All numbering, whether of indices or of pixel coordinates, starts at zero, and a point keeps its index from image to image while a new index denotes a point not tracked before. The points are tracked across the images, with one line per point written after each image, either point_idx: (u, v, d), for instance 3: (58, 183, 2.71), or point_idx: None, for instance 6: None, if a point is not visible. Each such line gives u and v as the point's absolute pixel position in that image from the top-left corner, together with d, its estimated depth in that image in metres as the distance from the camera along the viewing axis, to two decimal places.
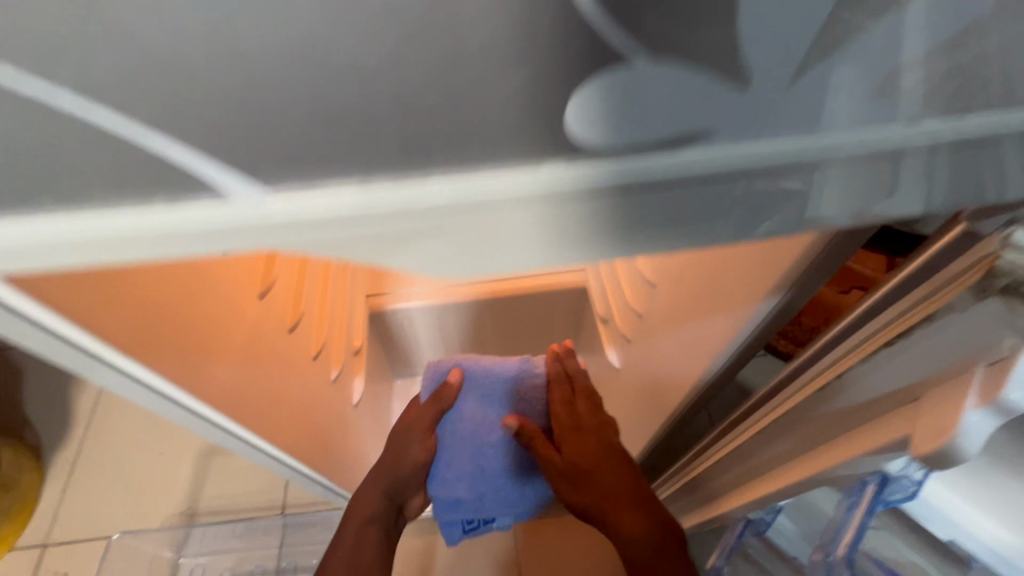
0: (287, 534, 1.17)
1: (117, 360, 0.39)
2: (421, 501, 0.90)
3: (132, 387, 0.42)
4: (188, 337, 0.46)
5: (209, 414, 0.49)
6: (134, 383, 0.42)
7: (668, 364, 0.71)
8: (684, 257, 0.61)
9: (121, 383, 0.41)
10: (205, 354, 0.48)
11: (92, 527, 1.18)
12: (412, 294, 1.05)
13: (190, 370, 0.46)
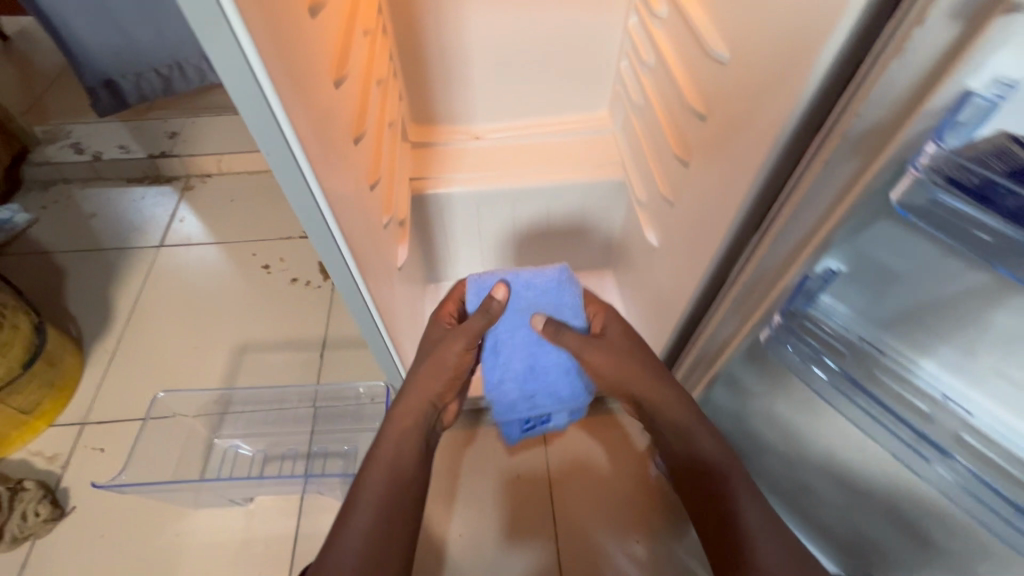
0: (319, 422, 1.18)
1: (239, 31, 0.42)
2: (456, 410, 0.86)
3: (237, 79, 0.45)
4: (287, 60, 0.49)
5: (294, 144, 0.51)
6: (242, 75, 0.44)
7: (715, 199, 0.72)
8: (742, 63, 0.63)
9: (231, 71, 0.44)
10: (297, 90, 0.51)
11: (130, 410, 1.21)
12: (454, 180, 1.08)
13: (286, 86, 0.48)
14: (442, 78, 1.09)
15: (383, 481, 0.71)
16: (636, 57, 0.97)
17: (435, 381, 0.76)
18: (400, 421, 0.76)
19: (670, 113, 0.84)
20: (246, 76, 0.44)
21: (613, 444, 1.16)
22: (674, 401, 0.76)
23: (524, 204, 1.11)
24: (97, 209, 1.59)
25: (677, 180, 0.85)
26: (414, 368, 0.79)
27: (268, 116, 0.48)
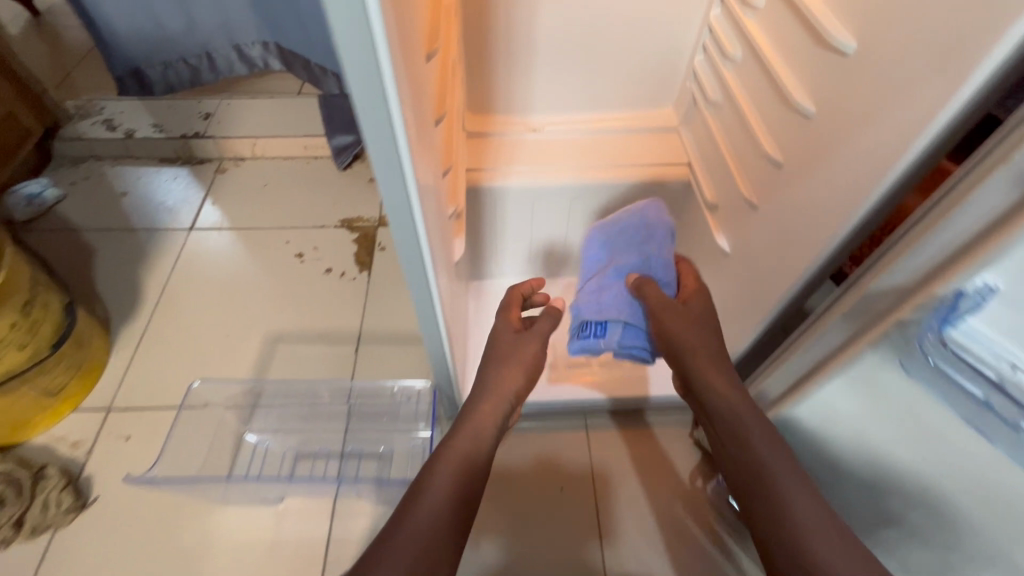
0: (353, 421, 1.13)
1: None
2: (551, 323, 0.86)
3: (353, 38, 0.42)
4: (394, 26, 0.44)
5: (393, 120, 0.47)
6: (359, 32, 0.41)
7: (819, 203, 0.66)
8: (867, 59, 0.57)
9: (349, 27, 0.41)
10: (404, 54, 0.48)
11: (157, 397, 1.16)
12: (510, 172, 1.03)
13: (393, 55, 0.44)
14: (502, 65, 1.03)
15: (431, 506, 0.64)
16: (717, 52, 0.91)
17: (505, 369, 0.78)
18: (475, 424, 0.73)
19: (761, 110, 0.78)
20: (364, 34, 0.41)
21: (663, 459, 1.10)
22: (750, 415, 0.68)
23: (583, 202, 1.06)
24: (128, 188, 1.54)
25: (763, 183, 0.79)
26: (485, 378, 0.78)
27: (377, 80, 0.45)
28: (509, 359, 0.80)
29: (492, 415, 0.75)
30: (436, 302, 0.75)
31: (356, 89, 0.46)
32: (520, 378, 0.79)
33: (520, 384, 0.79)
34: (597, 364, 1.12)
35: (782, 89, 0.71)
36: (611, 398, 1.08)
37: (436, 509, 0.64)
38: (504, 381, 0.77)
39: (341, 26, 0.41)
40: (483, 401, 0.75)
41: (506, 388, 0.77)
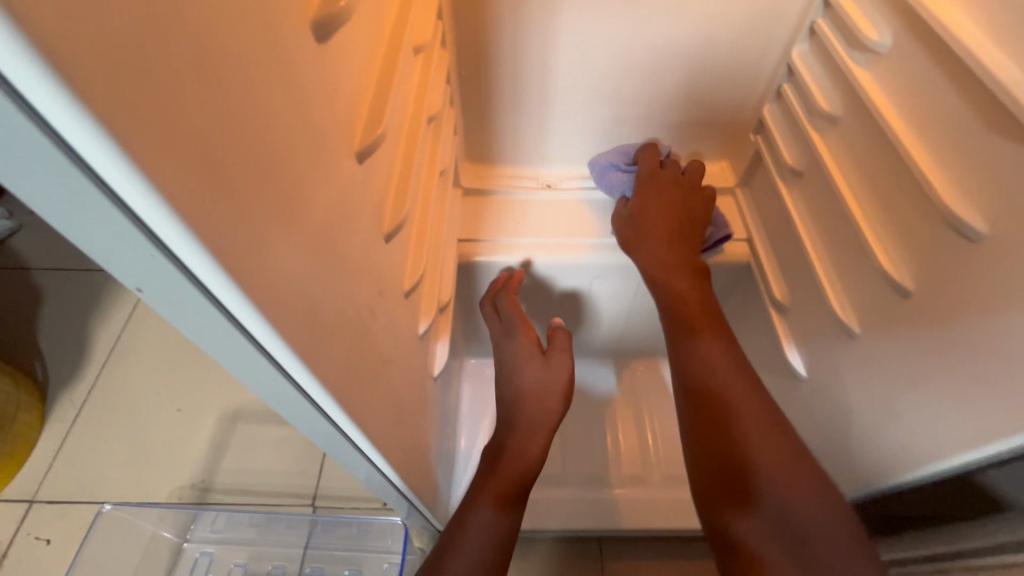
0: (316, 533, 0.92)
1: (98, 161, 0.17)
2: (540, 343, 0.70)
3: (98, 227, 0.19)
4: (247, 162, 0.23)
5: (251, 325, 0.26)
6: (109, 216, 0.19)
7: (980, 372, 0.43)
8: None
9: (79, 207, 0.19)
10: (267, 209, 0.25)
11: (90, 488, 0.97)
12: (515, 244, 0.81)
13: (236, 226, 0.23)
14: (512, 107, 0.81)
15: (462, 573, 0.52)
16: (802, 105, 0.67)
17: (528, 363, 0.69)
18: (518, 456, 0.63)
19: (872, 203, 0.54)
20: (118, 219, 0.19)
21: None
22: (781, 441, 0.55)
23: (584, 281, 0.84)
24: None
25: (867, 305, 0.56)
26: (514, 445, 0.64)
27: (186, 281, 0.22)
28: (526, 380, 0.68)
29: (536, 453, 0.64)
30: (392, 477, 0.53)
31: (152, 296, 0.23)
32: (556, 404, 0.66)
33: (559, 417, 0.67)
34: (617, 477, 0.90)
35: (919, 185, 0.48)
36: (634, 528, 0.86)
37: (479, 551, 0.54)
38: (549, 388, 0.67)
39: (61, 209, 0.19)
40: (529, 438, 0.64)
41: (546, 421, 0.65)
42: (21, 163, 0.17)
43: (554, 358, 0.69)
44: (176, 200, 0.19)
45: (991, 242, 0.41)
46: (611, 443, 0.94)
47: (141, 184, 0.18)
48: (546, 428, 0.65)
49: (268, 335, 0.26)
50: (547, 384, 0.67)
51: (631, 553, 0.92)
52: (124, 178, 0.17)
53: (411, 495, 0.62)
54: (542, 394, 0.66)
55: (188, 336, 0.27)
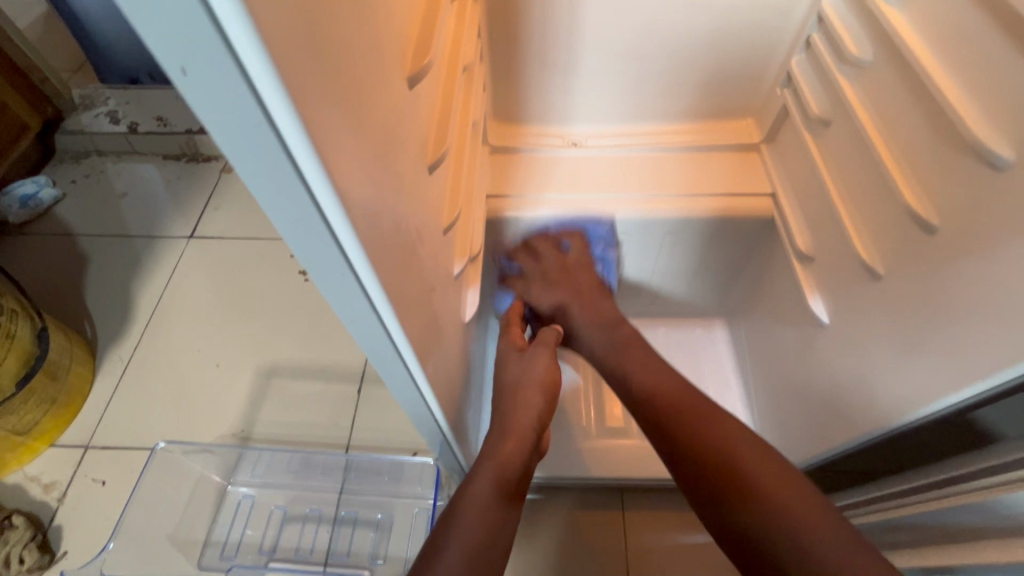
0: (350, 479, 0.97)
1: (237, 35, 0.20)
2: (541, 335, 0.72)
3: (214, 95, 0.22)
4: (325, 58, 0.26)
5: (332, 216, 0.29)
6: (226, 82, 0.22)
7: (1005, 294, 0.44)
8: None
9: (201, 72, 0.22)
10: (344, 112, 0.28)
11: (139, 436, 1.04)
12: (541, 199, 0.83)
13: (321, 117, 0.25)
14: (539, 64, 0.82)
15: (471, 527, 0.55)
16: (831, 52, 0.67)
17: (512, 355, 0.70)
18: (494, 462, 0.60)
19: (902, 141, 0.55)
20: (235, 85, 0.22)
21: (717, 555, 0.90)
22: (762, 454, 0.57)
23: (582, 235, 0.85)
24: (128, 188, 1.41)
25: (894, 244, 0.57)
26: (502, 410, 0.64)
27: (282, 158, 0.25)
28: (526, 373, 0.66)
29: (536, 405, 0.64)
30: (432, 406, 0.56)
31: (250, 175, 0.26)
32: (545, 377, 0.66)
33: (540, 413, 0.64)
34: (639, 430, 0.93)
35: (948, 116, 0.48)
36: (656, 478, 0.88)
37: (473, 523, 0.55)
38: (528, 377, 0.65)
39: (187, 73, 0.22)
40: (498, 444, 0.61)
41: (524, 425, 0.63)
42: (165, 24, 0.20)
43: (530, 352, 0.69)
44: (279, 64, 0.22)
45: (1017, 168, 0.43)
46: None
47: (257, 44, 0.21)
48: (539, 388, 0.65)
49: (341, 222, 0.29)
50: (523, 379, 0.66)
51: (652, 503, 0.95)
52: (244, 35, 0.20)
53: (447, 429, 0.65)
54: (516, 395, 0.64)
55: (277, 230, 0.30)
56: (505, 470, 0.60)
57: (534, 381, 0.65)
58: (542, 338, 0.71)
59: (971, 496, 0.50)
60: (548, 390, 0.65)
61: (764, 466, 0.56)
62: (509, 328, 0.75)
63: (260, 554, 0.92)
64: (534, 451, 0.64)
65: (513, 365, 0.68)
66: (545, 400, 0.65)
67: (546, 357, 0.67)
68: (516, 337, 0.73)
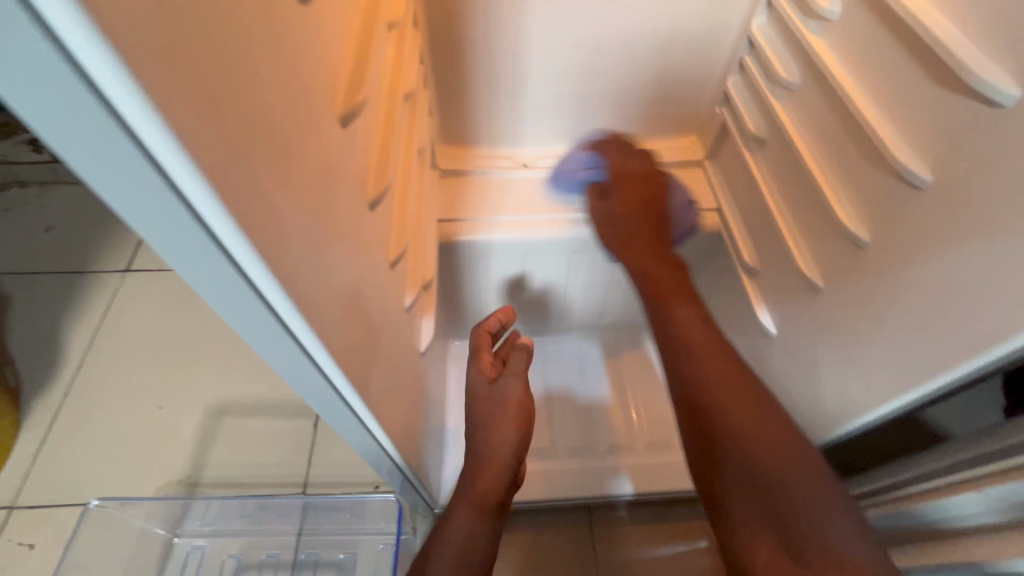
0: (308, 520, 0.93)
1: (152, 140, 0.20)
2: (523, 353, 0.70)
3: (115, 172, 0.21)
4: (250, 124, 0.25)
5: (263, 287, 0.28)
6: (132, 164, 0.20)
7: (927, 305, 0.47)
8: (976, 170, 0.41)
9: (103, 158, 0.20)
10: (271, 181, 0.27)
11: (72, 492, 0.96)
12: (494, 222, 0.82)
13: (245, 192, 0.25)
14: (485, 87, 0.82)
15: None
16: (762, 74, 0.70)
17: (483, 398, 0.67)
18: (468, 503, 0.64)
19: (831, 162, 0.57)
20: (140, 164, 0.20)
21: (686, 566, 0.91)
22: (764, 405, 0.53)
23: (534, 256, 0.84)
24: (53, 221, 1.32)
25: (830, 258, 0.59)
26: (478, 439, 0.66)
27: (195, 221, 0.23)
28: (495, 412, 0.66)
29: (509, 439, 0.65)
30: (387, 446, 0.54)
31: (175, 258, 0.25)
32: (520, 402, 0.66)
33: (516, 447, 0.66)
34: (603, 447, 0.92)
35: (870, 138, 0.51)
36: (621, 495, 0.88)
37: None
38: (498, 422, 0.65)
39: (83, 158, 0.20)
40: (476, 482, 0.64)
41: (500, 460, 0.65)
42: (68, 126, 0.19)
43: (504, 383, 0.67)
44: (187, 135, 0.20)
45: (930, 192, 0.46)
46: (597, 415, 0.96)
47: (162, 123, 0.19)
48: (515, 414, 0.66)
49: (269, 283, 0.28)
50: (496, 417, 0.66)
51: (621, 519, 0.95)
52: (142, 115, 0.19)
53: (405, 467, 0.63)
54: (488, 432, 0.65)
55: (206, 301, 0.29)
56: (476, 511, 0.64)
57: (508, 417, 0.66)
58: (513, 365, 0.69)
59: (915, 498, 0.52)
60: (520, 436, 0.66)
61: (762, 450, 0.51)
62: (478, 353, 0.70)
63: None
64: (510, 487, 0.67)
65: (484, 400, 0.67)
66: (521, 431, 0.66)
67: (518, 387, 0.67)
68: (486, 364, 0.69)
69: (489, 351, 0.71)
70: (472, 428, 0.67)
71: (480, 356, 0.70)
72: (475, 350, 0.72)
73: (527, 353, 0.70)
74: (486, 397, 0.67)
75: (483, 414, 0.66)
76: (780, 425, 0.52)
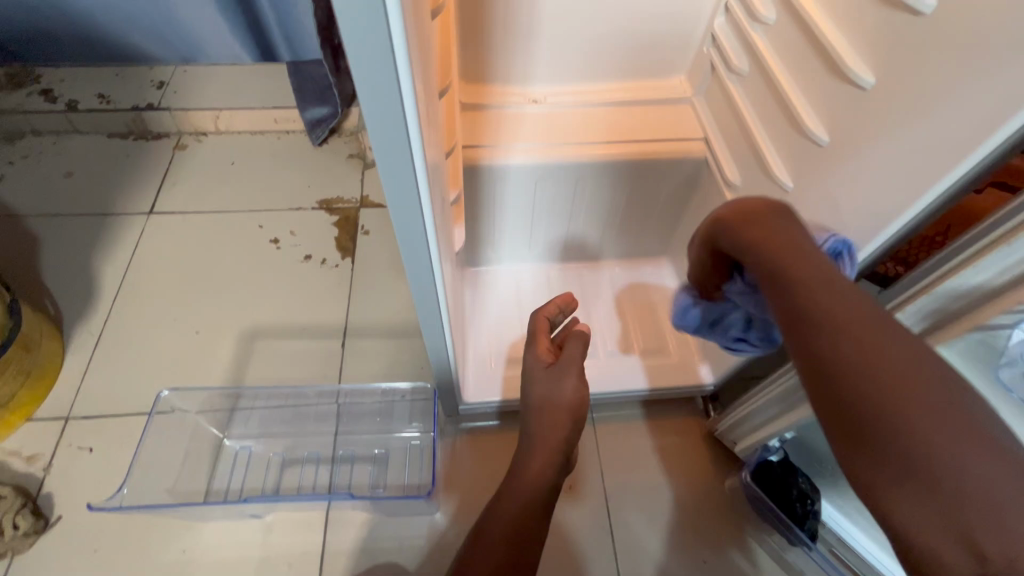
0: (342, 423, 1.05)
1: None
2: (579, 345, 0.81)
3: (356, 4, 0.32)
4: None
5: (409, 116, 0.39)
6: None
7: (869, 181, 0.60)
8: (904, 66, 0.54)
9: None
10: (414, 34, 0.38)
11: (123, 403, 1.05)
12: (512, 148, 0.93)
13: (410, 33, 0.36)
14: (502, 27, 0.92)
15: (497, 541, 0.70)
16: (744, 13, 0.82)
17: (540, 381, 0.80)
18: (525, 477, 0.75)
19: (798, 79, 0.70)
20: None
21: (676, 453, 1.05)
22: (902, 342, 0.41)
23: (574, 206, 1.02)
24: (73, 167, 1.37)
25: (798, 161, 0.72)
26: (533, 420, 0.79)
27: (386, 42, 0.34)
28: (550, 398, 0.78)
29: (565, 422, 0.77)
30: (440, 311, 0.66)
31: (366, 82, 0.36)
32: (577, 389, 0.78)
33: (568, 432, 0.77)
34: (604, 353, 1.05)
35: (829, 53, 0.64)
36: (620, 391, 1.02)
37: (502, 535, 0.71)
38: (555, 403, 0.77)
39: None
40: (532, 461, 0.76)
41: (554, 440, 0.76)
42: None
43: (559, 369, 0.79)
44: None
45: (873, 90, 0.59)
46: (598, 328, 1.08)
47: None
48: (569, 404, 0.77)
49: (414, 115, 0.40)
50: (552, 399, 0.78)
51: (618, 417, 1.09)
52: None
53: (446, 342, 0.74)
54: (546, 411, 0.77)
55: (368, 126, 0.39)
56: (531, 486, 0.74)
57: (564, 400, 0.77)
58: (568, 355, 0.80)
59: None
60: (569, 428, 0.77)
61: (880, 383, 0.40)
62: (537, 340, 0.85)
63: (263, 497, 0.97)
64: (565, 464, 0.78)
65: (542, 379, 0.80)
66: (573, 417, 0.77)
67: (572, 378, 0.78)
68: (543, 351, 0.83)
69: (544, 338, 0.86)
70: (529, 405, 0.80)
71: (538, 343, 0.86)
72: (534, 334, 0.87)
73: (581, 343, 0.82)
74: (543, 381, 0.79)
75: (541, 399, 0.78)
76: (900, 356, 0.40)
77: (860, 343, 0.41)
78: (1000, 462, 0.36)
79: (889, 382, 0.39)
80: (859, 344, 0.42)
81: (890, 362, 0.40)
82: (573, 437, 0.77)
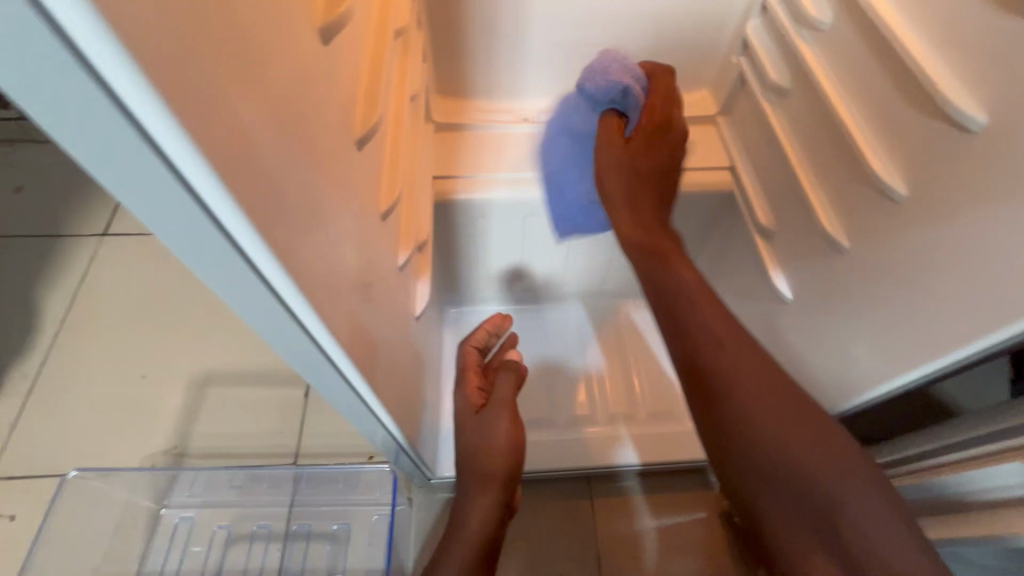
0: (300, 490, 0.90)
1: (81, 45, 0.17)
2: (512, 377, 0.68)
3: (51, 88, 0.18)
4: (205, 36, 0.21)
5: (239, 237, 0.25)
6: (66, 75, 0.17)
7: (968, 263, 0.43)
8: None
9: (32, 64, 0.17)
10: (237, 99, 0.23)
11: (52, 464, 0.92)
12: (493, 179, 0.77)
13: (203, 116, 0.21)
14: (483, 31, 0.75)
15: None
16: (789, 15, 0.64)
17: (467, 423, 0.66)
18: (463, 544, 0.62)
19: (866, 107, 0.52)
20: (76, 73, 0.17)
21: (688, 535, 0.89)
22: (773, 377, 0.50)
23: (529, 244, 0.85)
24: (23, 182, 1.24)
25: (858, 215, 0.55)
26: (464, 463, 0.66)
27: (138, 136, 0.20)
28: (480, 443, 0.64)
29: (500, 466, 0.64)
30: (379, 413, 0.50)
31: (140, 200, 0.23)
32: (511, 424, 0.65)
33: (507, 469, 0.64)
34: (604, 417, 0.89)
35: (915, 77, 0.46)
36: (623, 465, 0.86)
37: None
38: (489, 446, 0.64)
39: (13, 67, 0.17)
40: (471, 506, 0.64)
41: (497, 473, 0.63)
42: None
43: (490, 411, 0.65)
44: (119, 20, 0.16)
45: (984, 137, 0.41)
46: (599, 384, 0.92)
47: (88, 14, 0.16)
48: (505, 449, 0.63)
49: (246, 234, 0.25)
50: (485, 443, 0.64)
51: (620, 489, 0.93)
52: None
53: (399, 437, 0.59)
54: (477, 457, 0.64)
55: (175, 252, 0.26)
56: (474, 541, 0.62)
57: (497, 443, 0.64)
58: (498, 393, 0.67)
59: (945, 469, 0.49)
60: (499, 487, 0.64)
61: (785, 421, 0.47)
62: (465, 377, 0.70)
63: None
64: (511, 497, 0.66)
65: (472, 426, 0.66)
66: (511, 460, 0.64)
67: (506, 419, 0.64)
68: (472, 389, 0.69)
69: (474, 372, 0.71)
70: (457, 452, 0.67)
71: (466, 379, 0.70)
72: (462, 370, 0.72)
73: (513, 377, 0.68)
74: (471, 424, 0.66)
75: (470, 445, 0.65)
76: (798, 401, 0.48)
77: (735, 371, 0.50)
78: (886, 514, 0.43)
79: (792, 417, 0.47)
80: (758, 380, 0.50)
81: (785, 403, 0.48)
82: (515, 472, 0.65)
